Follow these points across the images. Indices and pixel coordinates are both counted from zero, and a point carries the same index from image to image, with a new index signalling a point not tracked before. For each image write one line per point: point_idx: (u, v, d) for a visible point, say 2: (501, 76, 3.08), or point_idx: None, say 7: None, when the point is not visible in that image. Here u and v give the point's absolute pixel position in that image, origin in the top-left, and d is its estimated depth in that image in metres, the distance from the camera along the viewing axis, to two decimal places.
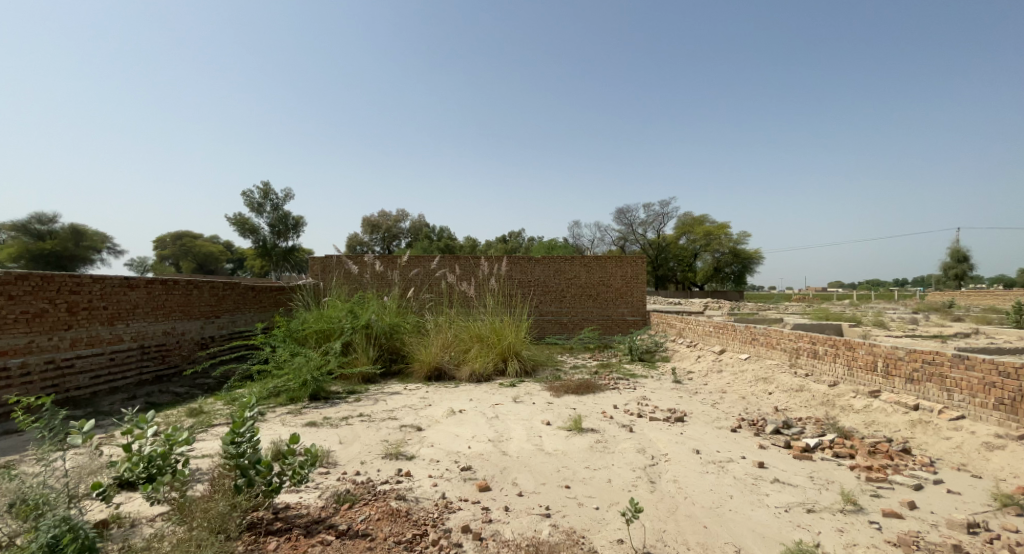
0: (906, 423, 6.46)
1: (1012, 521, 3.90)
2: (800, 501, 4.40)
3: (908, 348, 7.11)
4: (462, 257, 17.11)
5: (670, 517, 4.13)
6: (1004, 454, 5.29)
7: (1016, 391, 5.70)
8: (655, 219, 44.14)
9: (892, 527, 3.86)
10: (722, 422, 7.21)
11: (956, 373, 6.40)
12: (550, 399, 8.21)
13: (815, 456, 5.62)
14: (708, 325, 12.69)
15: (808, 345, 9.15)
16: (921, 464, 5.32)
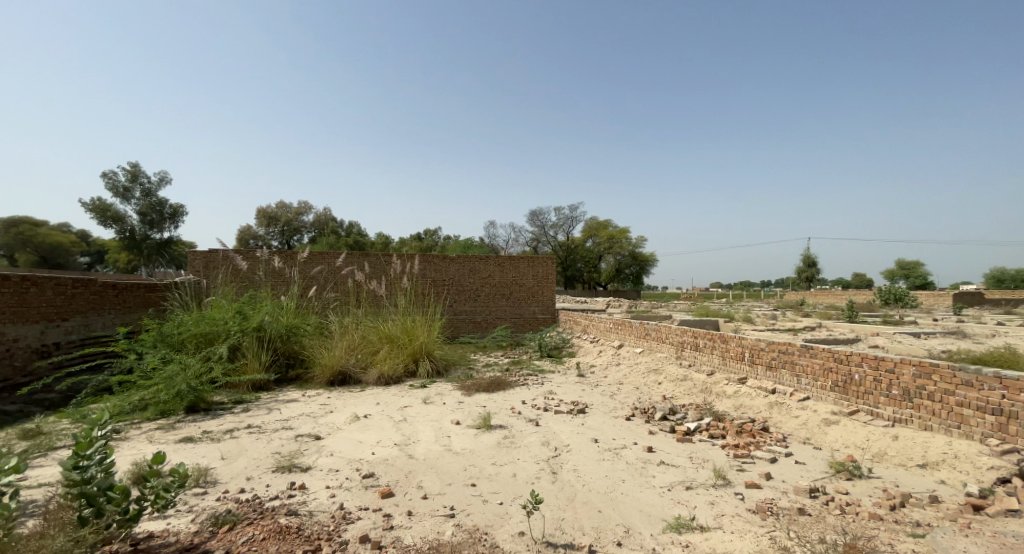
0: (766, 405, 7.43)
1: (842, 484, 4.66)
2: (681, 479, 4.85)
3: (768, 340, 8.16)
4: (372, 254, 16.22)
5: (570, 505, 4.32)
6: (837, 427, 6.29)
7: (846, 374, 6.81)
8: (565, 222, 45.73)
9: (753, 497, 4.40)
10: (619, 412, 7.72)
11: (803, 360, 7.49)
12: (459, 398, 8.17)
13: (694, 438, 6.25)
14: (608, 322, 13.49)
15: (691, 338, 10.13)
16: (777, 440, 6.15)
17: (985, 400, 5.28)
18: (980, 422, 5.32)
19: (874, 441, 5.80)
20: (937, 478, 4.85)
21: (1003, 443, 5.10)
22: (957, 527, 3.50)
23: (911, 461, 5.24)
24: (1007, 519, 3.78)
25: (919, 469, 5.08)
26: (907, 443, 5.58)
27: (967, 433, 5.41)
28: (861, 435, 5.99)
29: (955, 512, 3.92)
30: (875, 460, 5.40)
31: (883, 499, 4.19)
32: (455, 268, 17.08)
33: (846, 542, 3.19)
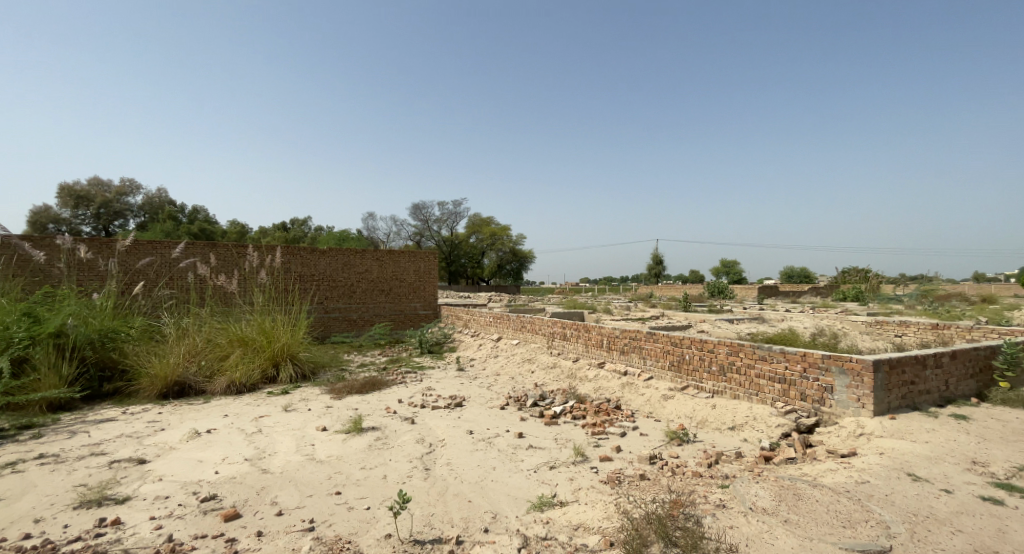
0: (619, 386, 8.25)
1: (675, 450, 5.39)
2: (546, 460, 5.16)
3: (621, 328, 9.07)
4: (219, 244, 14.33)
5: (440, 500, 4.33)
6: (673, 401, 7.25)
7: (679, 354, 7.87)
8: (449, 217, 44.96)
9: (605, 469, 4.86)
10: (494, 402, 7.94)
11: (648, 344, 8.47)
12: (327, 402, 7.66)
13: (560, 421, 6.70)
14: (488, 316, 13.70)
15: (560, 329, 10.79)
16: (627, 416, 6.88)
17: (775, 371, 6.51)
18: (772, 389, 6.55)
19: (699, 410, 6.80)
20: (743, 437, 5.86)
21: (786, 404, 6.35)
22: (753, 476, 4.26)
23: (726, 425, 6.26)
24: (787, 464, 4.72)
25: (729, 430, 6.11)
26: (722, 409, 6.66)
27: (764, 398, 6.62)
28: (691, 406, 6.98)
29: (753, 463, 4.78)
30: (699, 427, 6.36)
31: (703, 458, 4.96)
32: (325, 263, 15.81)
33: (672, 499, 3.69)
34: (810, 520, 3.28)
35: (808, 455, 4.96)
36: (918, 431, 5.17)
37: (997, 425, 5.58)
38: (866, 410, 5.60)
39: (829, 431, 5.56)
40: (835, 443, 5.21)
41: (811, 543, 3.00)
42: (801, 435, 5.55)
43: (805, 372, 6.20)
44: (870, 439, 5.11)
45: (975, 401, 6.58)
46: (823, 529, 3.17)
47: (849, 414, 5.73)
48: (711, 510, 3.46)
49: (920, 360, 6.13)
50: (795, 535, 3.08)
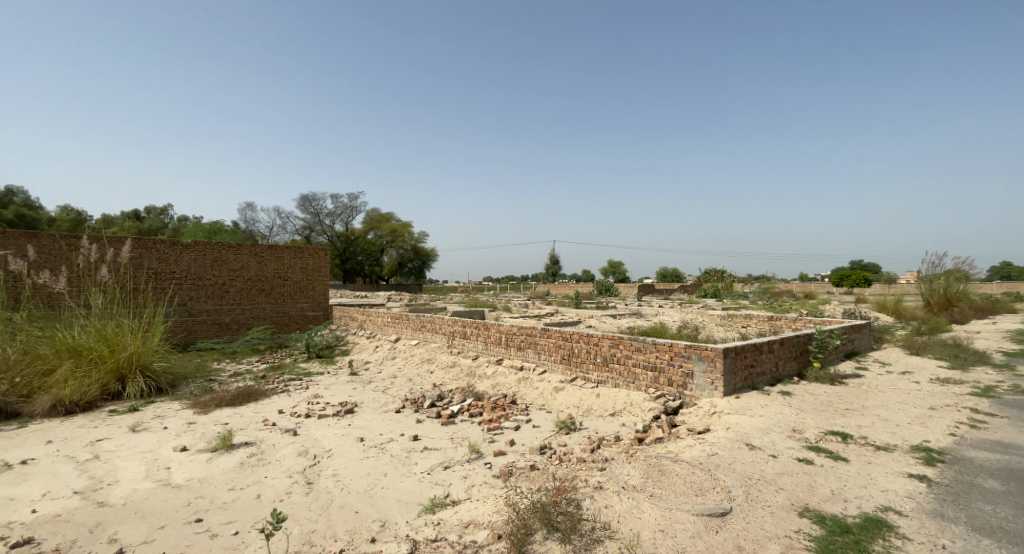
0: (515, 381, 8.46)
1: (564, 439, 5.64)
2: (441, 461, 5.10)
3: (518, 324, 9.31)
4: (41, 234, 11.90)
5: (322, 514, 4.07)
6: (563, 393, 7.61)
7: (569, 348, 8.28)
8: (343, 210, 42.11)
9: (498, 463, 4.91)
10: (389, 406, 7.64)
11: (543, 339, 8.78)
12: (190, 418, 6.77)
13: (457, 420, 6.65)
14: (384, 316, 13.16)
15: (460, 327, 10.71)
16: (522, 410, 7.05)
17: (648, 360, 7.15)
18: (645, 376, 7.19)
19: (585, 399, 7.25)
20: (622, 422, 6.36)
21: (657, 390, 7.03)
22: (625, 456, 4.68)
23: (607, 412, 6.74)
24: (657, 444, 5.22)
25: (610, 416, 6.59)
26: (605, 398, 7.15)
27: (638, 385, 7.26)
28: (579, 396, 7.40)
29: (629, 445, 5.20)
30: (585, 415, 6.76)
31: (588, 444, 5.27)
32: (189, 258, 13.99)
33: (556, 485, 3.87)
34: (671, 493, 3.66)
35: (674, 434, 5.54)
36: (756, 407, 6.06)
37: (812, 398, 6.74)
38: (716, 391, 6.44)
39: (689, 412, 6.29)
40: (695, 421, 5.89)
41: (671, 513, 3.35)
42: (668, 417, 6.18)
43: (671, 360, 6.90)
44: (721, 416, 5.87)
45: (797, 379, 7.89)
46: (680, 499, 3.56)
47: (705, 396, 6.53)
48: (590, 493, 3.69)
49: (758, 346, 7.17)
50: (659, 507, 3.42)
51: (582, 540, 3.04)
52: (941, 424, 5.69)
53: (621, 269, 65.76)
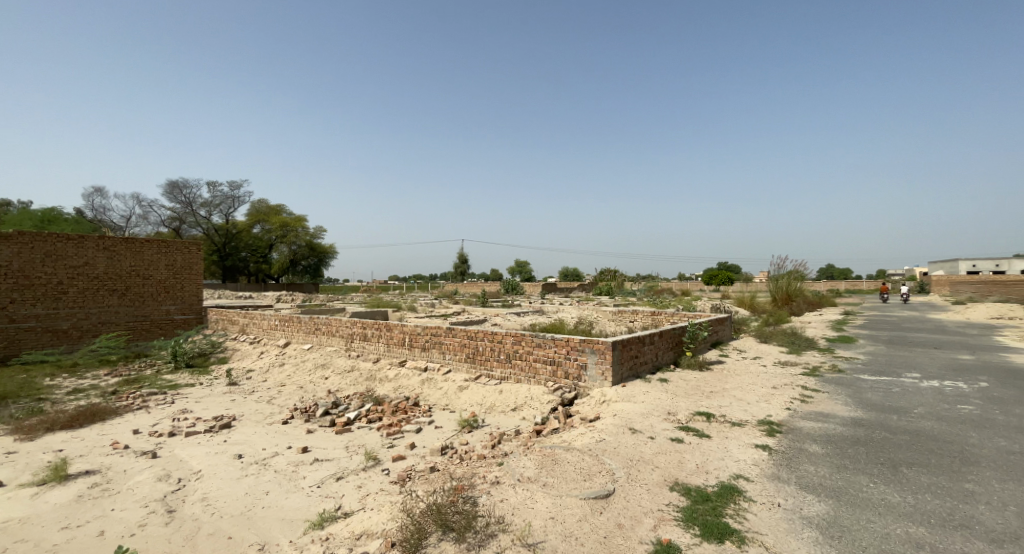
0: (419, 382, 8.24)
1: (465, 437, 5.62)
2: (332, 472, 4.79)
3: (422, 324, 9.11)
4: None
5: (186, 545, 3.62)
6: (468, 391, 7.58)
7: (475, 346, 8.26)
8: (222, 200, 37.70)
9: (396, 468, 4.72)
10: (274, 417, 7.01)
11: (448, 339, 8.66)
12: (9, 448, 5.62)
13: (353, 427, 6.29)
14: (271, 319, 12.05)
15: (359, 329, 10.17)
16: (424, 412, 6.86)
17: (547, 355, 7.43)
18: (544, 370, 7.47)
19: (487, 397, 7.29)
20: (523, 416, 6.52)
21: (554, 383, 7.33)
22: (522, 450, 4.72)
23: (509, 407, 6.85)
24: (553, 434, 5.42)
25: (513, 412, 6.69)
26: (509, 394, 7.24)
27: (538, 379, 7.51)
28: (482, 393, 7.43)
29: (528, 437, 5.33)
30: (489, 413, 6.79)
31: (490, 440, 5.28)
32: (7, 252, 11.64)
33: (454, 485, 3.80)
34: (562, 480, 3.84)
35: (568, 424, 5.81)
36: (639, 394, 6.60)
37: (685, 383, 7.52)
38: (606, 381, 6.91)
39: (581, 402, 6.65)
40: (587, 410, 6.24)
41: (561, 500, 3.51)
42: (564, 408, 6.47)
43: (568, 354, 7.24)
44: (610, 404, 6.29)
45: (673, 367, 8.75)
46: (570, 486, 3.75)
47: (596, 386, 6.96)
48: (486, 489, 3.71)
49: (642, 338, 7.81)
50: (550, 496, 3.57)
51: (476, 537, 3.06)
52: (782, 401, 6.68)
53: (524, 269, 67.55)
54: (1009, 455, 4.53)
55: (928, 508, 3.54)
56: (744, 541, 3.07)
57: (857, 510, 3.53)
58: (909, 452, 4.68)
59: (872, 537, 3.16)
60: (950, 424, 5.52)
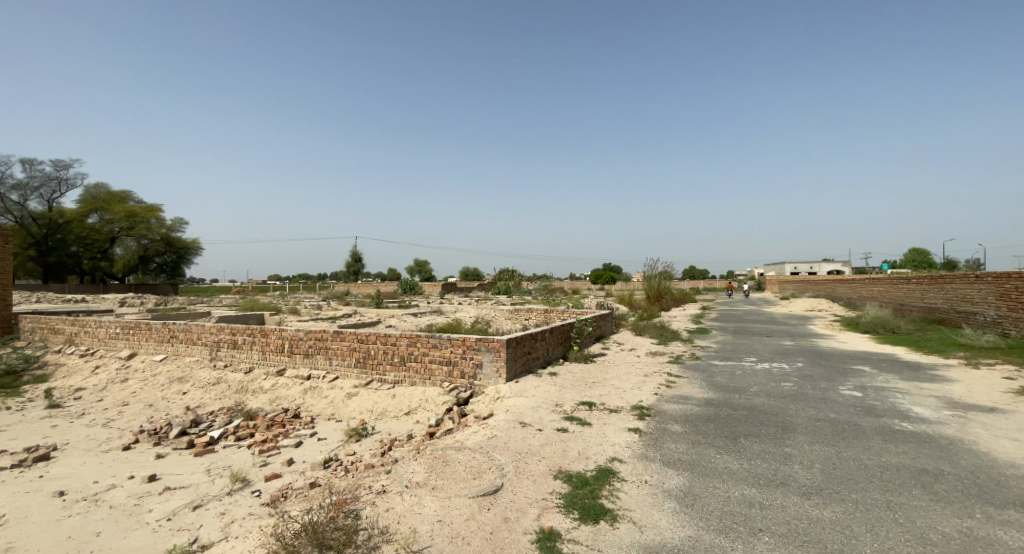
0: (300, 392, 7.64)
1: (351, 447, 5.32)
2: (188, 501, 4.24)
3: (307, 329, 8.47)
4: None
5: None
6: (357, 398, 7.20)
7: (365, 350, 7.91)
8: (42, 182, 31.45)
9: (269, 489, 4.29)
10: (112, 444, 6.01)
11: (335, 344, 8.17)
12: None
13: (216, 447, 5.63)
14: (112, 327, 10.34)
15: (227, 335, 9.17)
16: (305, 423, 6.36)
17: (443, 355, 7.36)
18: (440, 371, 7.40)
19: (379, 402, 6.99)
20: (416, 419, 6.36)
21: (450, 383, 7.30)
22: (411, 455, 4.60)
23: (402, 412, 6.64)
24: (446, 435, 5.38)
25: (405, 416, 6.49)
26: (401, 398, 7.02)
27: (434, 380, 7.42)
28: (373, 399, 7.10)
29: (420, 441, 5.22)
30: (380, 419, 6.51)
31: (379, 448, 5.06)
32: None
33: (335, 499, 3.59)
34: (451, 482, 3.83)
35: (462, 424, 5.81)
36: (530, 389, 6.84)
37: (571, 376, 7.96)
38: (500, 378, 7.05)
39: (476, 400, 6.70)
40: (481, 408, 6.30)
41: (449, 501, 3.51)
42: (458, 408, 6.46)
43: (464, 353, 7.25)
44: (503, 400, 6.42)
45: (562, 361, 9.21)
46: (459, 486, 3.76)
47: (491, 383, 7.08)
48: (371, 500, 3.56)
49: (534, 335, 8.12)
50: (438, 498, 3.55)
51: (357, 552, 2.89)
52: (652, 387, 7.38)
53: (422, 268, 66.62)
54: (817, 422, 5.51)
55: (759, 471, 4.17)
56: (616, 519, 3.34)
57: (707, 479, 4.03)
58: (747, 425, 5.48)
59: (718, 501, 3.63)
60: (777, 400, 6.56)
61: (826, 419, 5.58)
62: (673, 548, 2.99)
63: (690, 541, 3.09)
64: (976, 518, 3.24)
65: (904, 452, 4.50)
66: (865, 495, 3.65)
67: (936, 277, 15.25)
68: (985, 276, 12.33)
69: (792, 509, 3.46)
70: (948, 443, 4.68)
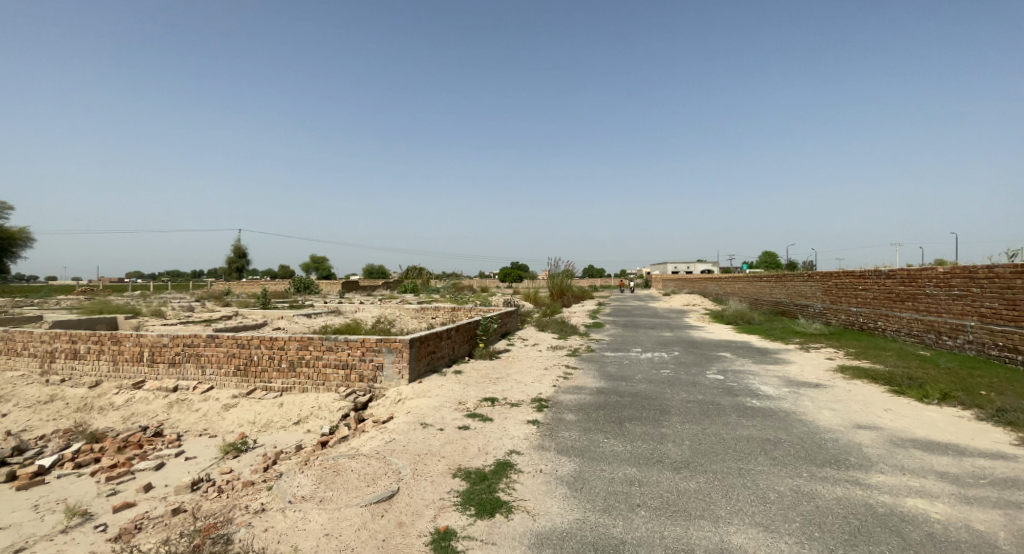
0: (165, 406, 6.79)
1: (227, 464, 4.85)
2: (8, 544, 3.56)
3: (171, 334, 7.58)
4: None
5: None
6: (235, 410, 6.58)
7: (246, 356, 7.27)
8: None
9: (120, 520, 3.76)
10: None
11: (208, 350, 7.41)
12: None
13: (49, 478, 4.79)
14: None
15: (67, 344, 7.90)
16: (168, 442, 5.67)
17: (340, 358, 7.01)
18: (336, 375, 7.04)
19: (264, 412, 6.46)
20: (307, 428, 5.97)
21: (347, 388, 6.97)
22: (298, 467, 4.31)
23: (291, 421, 6.19)
24: (340, 443, 5.12)
25: (293, 426, 6.06)
26: (288, 407, 6.55)
27: (329, 386, 7.04)
28: (255, 410, 6.54)
29: (311, 451, 4.91)
30: (262, 431, 6.01)
31: (261, 463, 4.67)
32: None
33: (202, 525, 3.25)
34: (341, 492, 3.67)
35: (359, 430, 5.57)
36: (432, 388, 6.76)
37: (475, 373, 8.01)
38: (403, 379, 6.90)
39: (376, 404, 6.46)
40: (381, 412, 6.10)
41: (338, 513, 3.36)
42: (355, 413, 6.18)
43: (363, 355, 6.96)
44: (405, 402, 6.28)
45: (467, 359, 9.23)
46: (350, 495, 3.62)
47: (393, 385, 6.90)
48: (246, 521, 3.29)
49: (439, 334, 8.06)
50: (326, 511, 3.38)
51: None
52: (551, 379, 7.70)
53: (321, 266, 63.02)
54: (688, 403, 6.17)
55: (640, 451, 4.56)
56: (510, 510, 3.44)
57: (594, 463, 4.32)
58: (631, 409, 5.96)
59: (604, 483, 3.90)
60: (657, 385, 7.21)
61: (695, 400, 6.27)
62: (562, 532, 3.16)
63: (578, 522, 3.28)
64: (804, 476, 3.85)
65: (754, 425, 5.22)
66: (723, 464, 4.17)
67: (778, 276, 17.80)
68: (814, 274, 14.67)
69: (665, 483, 3.84)
70: (786, 415, 5.50)
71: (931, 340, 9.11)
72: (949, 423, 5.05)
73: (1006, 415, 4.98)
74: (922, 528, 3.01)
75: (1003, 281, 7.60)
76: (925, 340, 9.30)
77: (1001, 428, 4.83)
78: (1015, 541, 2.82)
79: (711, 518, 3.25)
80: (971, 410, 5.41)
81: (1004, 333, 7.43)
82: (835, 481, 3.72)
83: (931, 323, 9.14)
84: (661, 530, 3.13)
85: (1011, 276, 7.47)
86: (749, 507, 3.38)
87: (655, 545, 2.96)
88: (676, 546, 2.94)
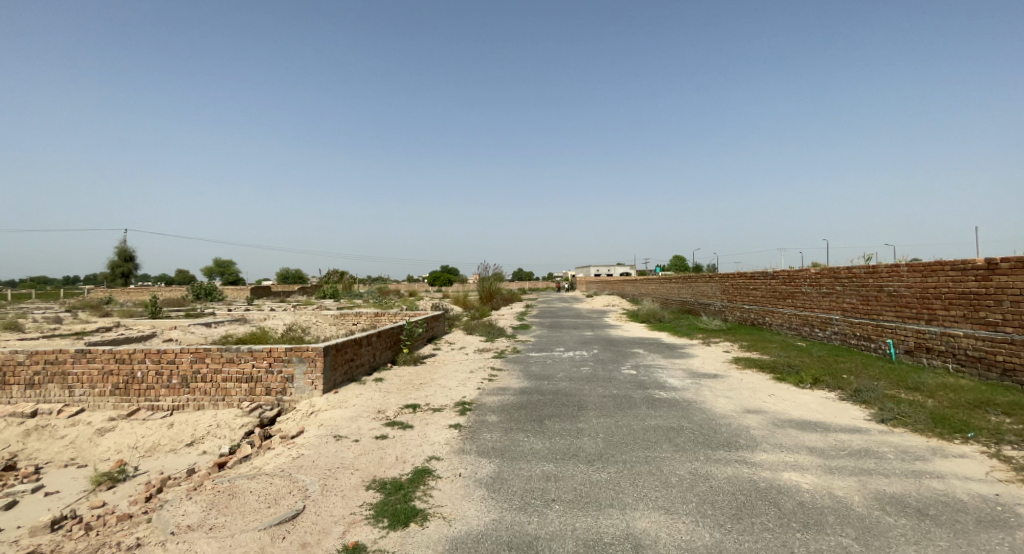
0: (21, 433, 5.85)
1: (101, 497, 4.27)
2: None
3: (30, 351, 6.61)
4: None
5: None
6: (112, 434, 5.82)
7: (127, 374, 6.49)
8: None
9: None
10: None
11: (78, 368, 6.53)
12: None
13: None
14: None
15: None
16: (22, 476, 4.87)
17: (243, 371, 6.49)
18: (238, 390, 6.50)
19: (149, 435, 5.78)
20: (201, 449, 5.41)
21: (251, 403, 6.46)
22: (186, 493, 3.90)
23: (182, 442, 5.59)
24: (241, 463, 4.72)
25: (185, 448, 5.48)
26: (180, 427, 5.92)
27: (230, 401, 6.49)
28: (138, 433, 5.83)
29: (205, 474, 4.47)
30: (146, 455, 5.36)
31: (143, 492, 4.17)
32: None
33: None
34: (236, 516, 3.38)
35: (263, 448, 5.16)
36: (348, 398, 6.46)
37: (396, 380, 7.78)
38: (316, 390, 6.52)
39: (285, 418, 6.03)
40: (290, 426, 5.69)
41: (231, 539, 3.09)
42: (260, 430, 5.72)
43: (270, 366, 6.48)
44: (318, 415, 5.92)
45: (390, 366, 8.94)
46: (247, 519, 3.35)
47: (304, 397, 6.49)
48: None
49: (357, 341, 7.73)
50: (216, 539, 3.09)
51: None
52: (474, 382, 7.68)
53: (226, 270, 58.50)
54: (603, 398, 6.44)
55: (557, 447, 4.69)
56: (426, 518, 3.37)
57: (513, 463, 4.35)
58: (551, 407, 6.11)
59: (521, 482, 3.94)
60: (576, 382, 7.47)
61: (610, 395, 6.56)
62: (478, 535, 3.14)
63: (494, 523, 3.29)
64: (699, 460, 4.17)
65: (660, 415, 5.58)
66: (631, 454, 4.39)
67: (685, 277, 19.19)
68: (714, 276, 16.02)
69: (579, 477, 3.97)
70: (688, 405, 5.94)
71: (806, 332, 10.30)
72: (819, 404, 5.72)
73: (862, 393, 5.75)
74: (794, 497, 3.38)
75: (859, 279, 8.78)
76: (802, 332, 10.49)
77: (858, 405, 5.57)
78: (866, 503, 3.25)
79: (619, 507, 3.41)
80: (836, 392, 6.18)
81: (861, 325, 8.57)
82: (726, 462, 4.07)
83: (807, 317, 10.32)
84: (573, 523, 3.22)
85: (865, 275, 8.65)
86: (652, 493, 3.58)
87: (567, 538, 3.04)
88: (586, 536, 3.04)
